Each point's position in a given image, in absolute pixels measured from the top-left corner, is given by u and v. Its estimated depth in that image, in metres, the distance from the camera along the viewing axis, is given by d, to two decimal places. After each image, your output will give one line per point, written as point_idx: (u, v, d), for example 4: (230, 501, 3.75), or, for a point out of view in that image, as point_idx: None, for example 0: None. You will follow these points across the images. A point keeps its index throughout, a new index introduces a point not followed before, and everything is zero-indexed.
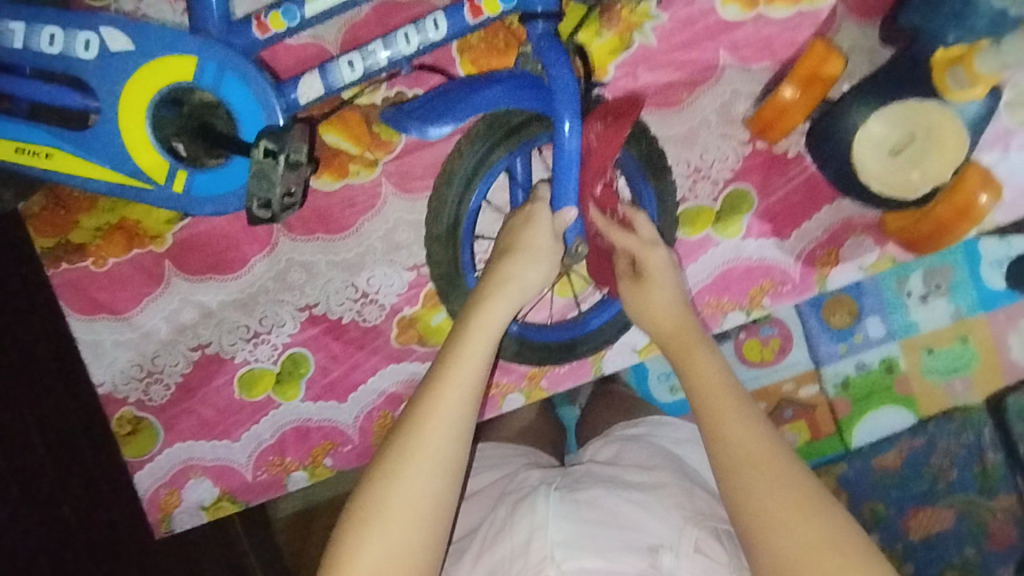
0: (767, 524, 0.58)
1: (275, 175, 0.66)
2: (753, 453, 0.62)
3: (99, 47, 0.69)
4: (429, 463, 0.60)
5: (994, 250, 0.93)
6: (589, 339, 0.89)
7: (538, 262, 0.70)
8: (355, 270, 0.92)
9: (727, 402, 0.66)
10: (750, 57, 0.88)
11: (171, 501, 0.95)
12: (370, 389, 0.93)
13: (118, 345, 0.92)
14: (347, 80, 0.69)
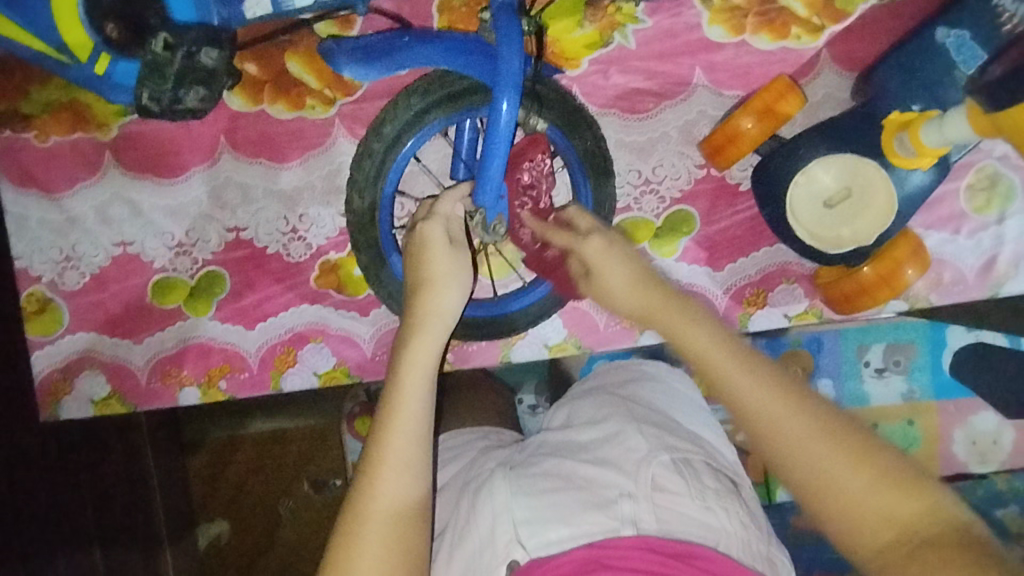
0: (833, 490, 0.49)
1: (168, 68, 0.82)
2: (769, 415, 0.52)
3: None
4: (407, 472, 0.61)
5: (957, 338, 0.99)
6: (500, 325, 0.88)
7: (459, 265, 0.72)
8: (289, 204, 0.91)
9: (727, 364, 0.56)
10: (724, 82, 0.87)
11: (62, 387, 0.95)
12: (278, 323, 0.92)
13: (44, 223, 0.93)
14: (296, 7, 0.81)
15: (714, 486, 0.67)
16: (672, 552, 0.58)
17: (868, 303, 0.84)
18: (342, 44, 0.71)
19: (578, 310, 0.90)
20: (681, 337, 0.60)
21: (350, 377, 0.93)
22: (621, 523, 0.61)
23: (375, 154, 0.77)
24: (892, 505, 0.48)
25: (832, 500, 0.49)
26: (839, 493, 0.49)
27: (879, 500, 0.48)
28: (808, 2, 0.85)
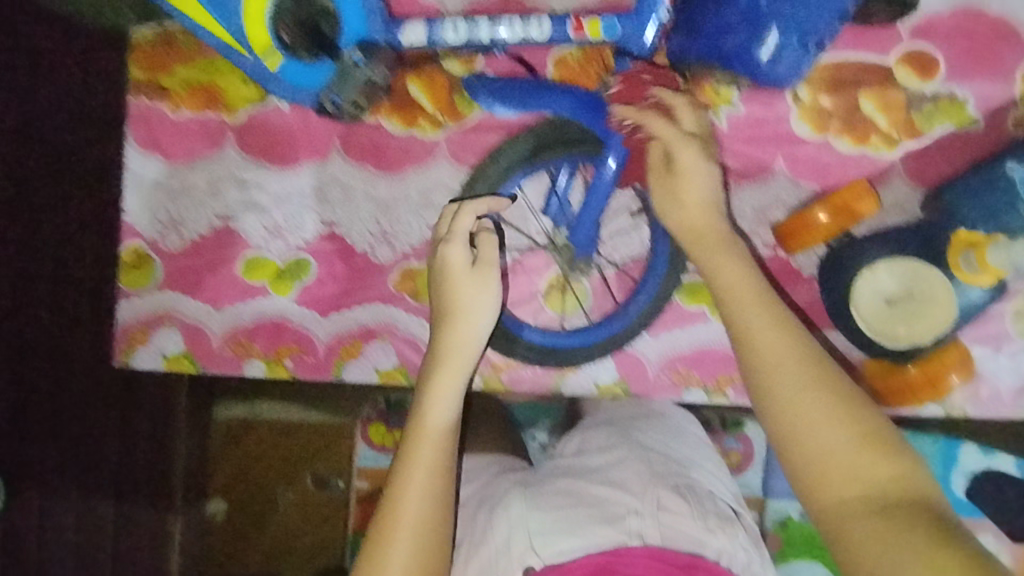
0: (816, 443, 0.60)
1: (353, 84, 0.84)
2: (785, 377, 0.63)
3: None
4: (434, 479, 0.69)
5: (970, 459, 0.95)
6: (558, 355, 0.93)
7: (476, 294, 0.80)
8: (384, 210, 0.98)
9: (763, 333, 0.66)
10: (803, 174, 0.94)
11: (140, 338, 1.01)
12: (350, 317, 0.98)
13: (158, 186, 1.00)
14: (447, 44, 0.78)
15: (715, 513, 0.72)
16: (678, 563, 0.66)
17: (914, 400, 0.89)
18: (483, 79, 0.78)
19: (631, 357, 0.94)
20: (745, 303, 0.69)
21: (407, 379, 0.98)
22: (628, 537, 0.68)
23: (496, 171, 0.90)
24: (862, 455, 0.59)
25: (813, 454, 0.60)
26: (827, 451, 0.60)
27: (859, 460, 0.59)
28: (890, 118, 0.93)
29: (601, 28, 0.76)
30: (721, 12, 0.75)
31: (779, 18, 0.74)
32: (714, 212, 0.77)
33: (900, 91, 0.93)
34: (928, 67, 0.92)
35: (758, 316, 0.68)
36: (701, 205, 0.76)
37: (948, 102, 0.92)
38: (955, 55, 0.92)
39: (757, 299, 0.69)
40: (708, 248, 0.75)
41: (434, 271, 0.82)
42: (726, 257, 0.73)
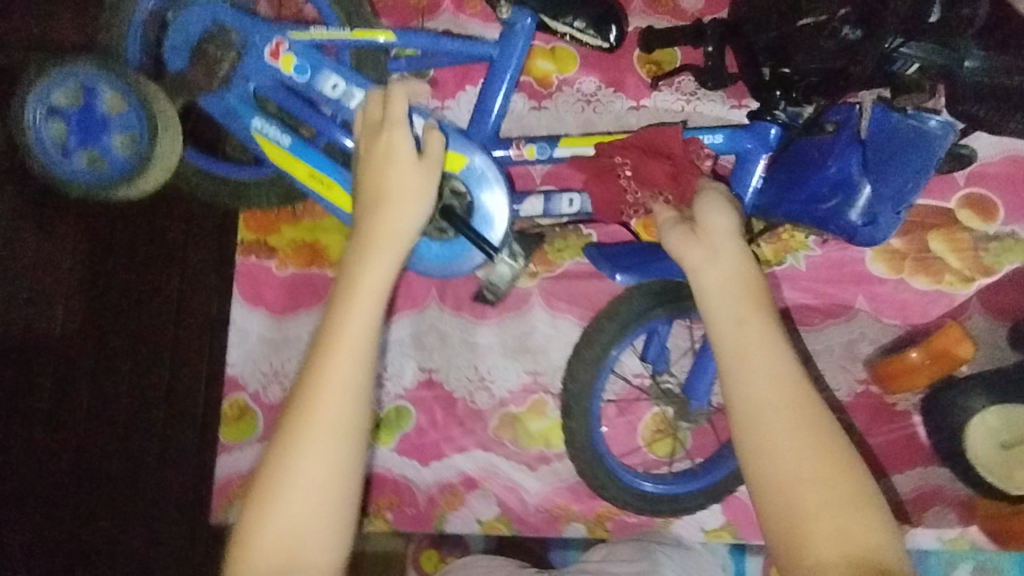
0: (791, 490, 0.53)
1: (501, 263, 0.78)
2: (783, 427, 0.54)
3: (404, 128, 0.79)
4: (322, 463, 0.53)
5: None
6: (670, 504, 0.90)
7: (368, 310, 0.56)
8: (480, 356, 1.01)
9: (761, 372, 0.56)
10: (885, 311, 0.99)
11: (238, 493, 1.01)
12: (450, 465, 0.99)
13: (261, 339, 1.04)
14: (563, 214, 0.83)
15: None
16: None
17: None
18: (602, 248, 0.81)
19: (738, 501, 0.94)
20: (754, 335, 0.57)
21: (510, 529, 0.97)
22: None
23: (604, 336, 0.83)
24: (858, 528, 0.52)
25: (793, 517, 0.52)
26: (817, 517, 0.52)
27: (855, 535, 0.51)
28: (959, 257, 0.99)
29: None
30: (810, 183, 0.80)
31: (875, 183, 0.78)
32: (735, 248, 0.63)
33: (965, 232, 0.99)
34: (989, 211, 0.99)
35: (763, 349, 0.57)
36: (716, 230, 0.64)
37: (1012, 241, 0.99)
38: (1012, 198, 0.99)
39: (759, 327, 0.58)
40: (723, 276, 0.61)
41: (349, 253, 0.60)
42: (732, 271, 0.61)
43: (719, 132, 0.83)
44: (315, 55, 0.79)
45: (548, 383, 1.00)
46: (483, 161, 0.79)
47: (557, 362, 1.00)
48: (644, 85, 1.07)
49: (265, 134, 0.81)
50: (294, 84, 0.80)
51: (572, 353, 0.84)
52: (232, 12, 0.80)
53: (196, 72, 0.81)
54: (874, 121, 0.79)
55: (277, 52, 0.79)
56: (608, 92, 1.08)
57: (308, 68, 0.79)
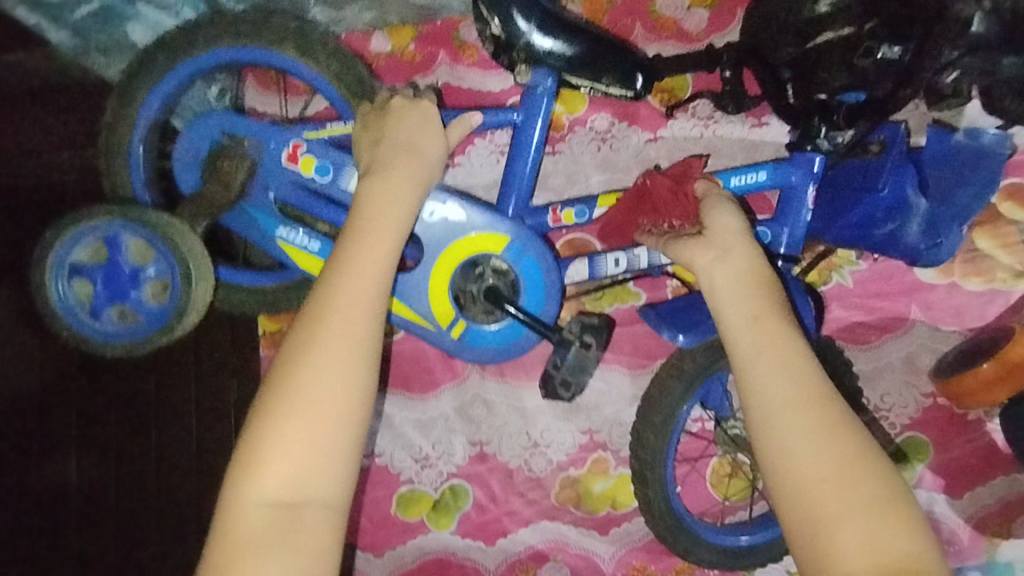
0: (806, 445, 0.51)
1: (566, 355, 0.74)
2: (795, 400, 0.53)
3: (440, 215, 0.76)
4: (318, 393, 0.52)
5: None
6: (758, 553, 0.86)
7: (354, 319, 0.55)
8: (531, 421, 0.97)
9: (767, 342, 0.55)
10: (941, 318, 0.95)
11: None
12: (516, 540, 0.94)
13: None
14: (609, 274, 0.81)
15: None
16: None
17: None
18: (657, 307, 0.78)
19: None
20: (754, 308, 0.58)
21: None
22: None
23: (673, 395, 0.79)
24: (873, 513, 0.49)
25: (803, 469, 0.50)
26: (832, 496, 0.49)
27: (874, 522, 0.48)
28: (1010, 252, 0.95)
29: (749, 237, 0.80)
30: (869, 203, 0.78)
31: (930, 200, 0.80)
32: (745, 244, 0.63)
33: (1012, 225, 0.95)
34: None
35: (777, 327, 0.56)
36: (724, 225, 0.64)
37: None
38: None
39: (766, 306, 0.58)
40: (728, 265, 0.61)
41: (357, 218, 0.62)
42: (745, 259, 0.61)
43: (763, 170, 0.80)
44: (334, 155, 0.79)
45: (606, 440, 0.96)
46: (528, 238, 0.78)
47: (612, 416, 0.96)
48: (658, 115, 1.04)
49: (293, 242, 0.81)
50: (315, 185, 0.80)
51: (638, 418, 0.81)
52: (238, 120, 0.80)
53: (212, 187, 0.78)
54: (937, 148, 0.82)
55: (295, 156, 0.79)
56: (622, 126, 1.04)
57: (331, 168, 0.79)
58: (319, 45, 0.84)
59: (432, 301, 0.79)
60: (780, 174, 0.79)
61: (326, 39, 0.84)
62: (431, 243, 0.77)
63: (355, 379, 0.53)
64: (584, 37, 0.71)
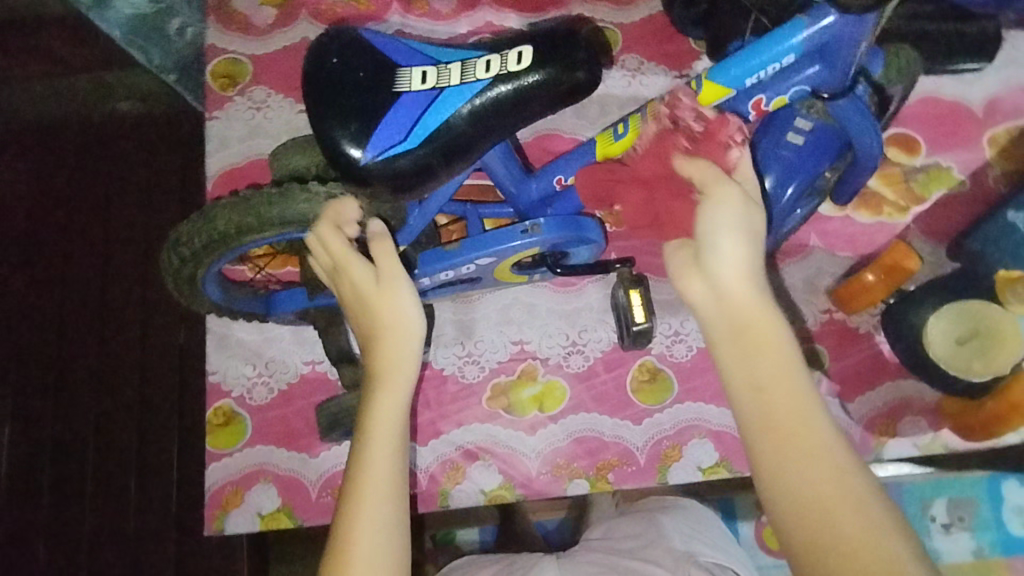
0: (796, 503, 0.52)
1: (638, 341, 0.97)
2: (786, 448, 0.54)
3: (479, 267, 0.85)
4: (381, 529, 0.63)
5: (1015, 495, 0.99)
6: (686, 396, 1.00)
7: (393, 443, 0.68)
8: (466, 334, 1.03)
9: (764, 383, 0.56)
10: (836, 245, 1.05)
11: (232, 500, 0.96)
12: (448, 441, 0.99)
13: (242, 342, 1.02)
14: None
15: None
16: None
17: (1001, 430, 0.93)
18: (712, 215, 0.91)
19: (728, 436, 0.98)
20: (752, 346, 0.58)
21: (514, 495, 0.97)
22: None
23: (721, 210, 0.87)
24: (887, 560, 0.49)
25: (803, 524, 0.52)
26: (831, 541, 0.50)
27: (881, 566, 0.49)
28: (893, 189, 1.07)
29: (788, 96, 0.72)
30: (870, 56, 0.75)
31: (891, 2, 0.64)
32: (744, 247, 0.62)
33: (896, 167, 1.07)
34: (912, 145, 1.08)
35: (773, 367, 0.57)
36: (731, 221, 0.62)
37: (936, 170, 1.07)
38: (930, 134, 1.08)
39: (754, 344, 0.58)
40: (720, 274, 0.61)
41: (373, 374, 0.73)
42: (738, 272, 0.61)
43: (785, 41, 0.66)
44: None
45: (535, 349, 1.02)
46: (551, 228, 0.80)
47: (543, 329, 1.03)
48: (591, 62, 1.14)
49: None
50: None
51: None
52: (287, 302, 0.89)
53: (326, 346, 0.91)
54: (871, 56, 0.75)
55: None
56: None
57: None
58: (258, 206, 0.74)
59: (499, 278, 0.92)
60: (808, 40, 0.65)
61: (258, 198, 0.74)
62: (486, 273, 0.88)
63: (388, 496, 0.64)
64: (510, 84, 0.66)
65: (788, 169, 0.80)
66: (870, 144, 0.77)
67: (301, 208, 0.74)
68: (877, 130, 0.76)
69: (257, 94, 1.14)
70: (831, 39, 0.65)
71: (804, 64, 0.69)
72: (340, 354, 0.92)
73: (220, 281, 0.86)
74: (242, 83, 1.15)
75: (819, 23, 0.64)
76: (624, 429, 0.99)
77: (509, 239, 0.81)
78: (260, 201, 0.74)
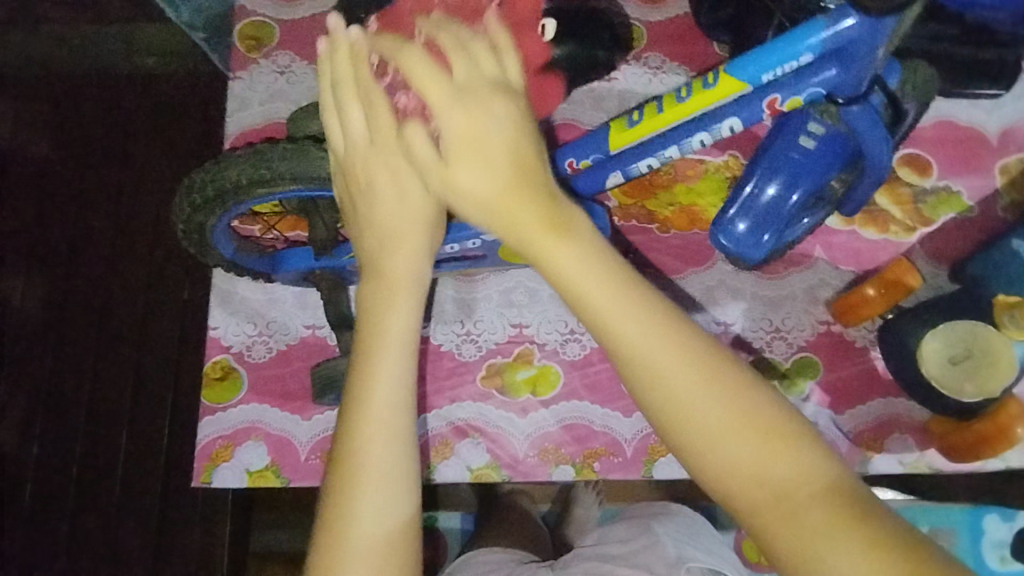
0: (722, 458, 0.50)
1: None
2: (690, 405, 0.50)
3: (485, 243, 0.86)
4: (392, 464, 0.60)
5: (995, 529, 1.03)
6: None
7: (399, 375, 0.62)
8: (466, 312, 1.04)
9: (670, 364, 0.50)
10: (840, 258, 1.06)
11: (222, 454, 0.97)
12: (440, 416, 1.00)
13: (245, 300, 1.03)
14: None
15: None
16: None
17: (990, 454, 0.93)
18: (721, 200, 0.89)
19: None
20: (598, 292, 0.52)
21: (500, 475, 0.98)
22: None
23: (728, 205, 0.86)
24: (812, 486, 0.49)
25: (731, 477, 0.50)
26: (759, 484, 0.49)
27: (799, 493, 0.49)
28: (902, 209, 1.08)
29: (803, 98, 0.71)
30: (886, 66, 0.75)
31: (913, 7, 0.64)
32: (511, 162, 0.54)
33: (906, 187, 1.08)
34: (924, 167, 1.09)
35: (641, 313, 0.51)
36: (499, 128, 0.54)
37: (945, 194, 1.08)
38: (943, 158, 1.09)
39: (637, 295, 0.51)
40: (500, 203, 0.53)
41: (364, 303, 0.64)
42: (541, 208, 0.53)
43: (803, 39, 0.66)
44: None
45: (533, 334, 1.03)
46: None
47: (543, 315, 1.04)
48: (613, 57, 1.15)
49: None
50: None
51: None
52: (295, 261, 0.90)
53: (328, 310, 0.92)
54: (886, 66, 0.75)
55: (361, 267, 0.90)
56: None
57: None
58: (276, 159, 0.74)
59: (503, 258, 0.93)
60: (829, 40, 0.65)
61: (275, 151, 0.75)
62: (490, 250, 0.89)
63: (399, 430, 0.61)
64: None
65: (795, 174, 0.81)
66: (880, 153, 0.77)
67: (315, 165, 0.74)
68: (890, 138, 0.76)
69: (282, 59, 1.16)
70: (849, 43, 0.65)
71: (821, 66, 0.68)
72: (338, 319, 0.93)
73: (229, 235, 0.87)
74: (267, 46, 1.16)
75: (840, 23, 0.64)
76: (614, 419, 1.00)
77: None
78: (278, 154, 0.74)
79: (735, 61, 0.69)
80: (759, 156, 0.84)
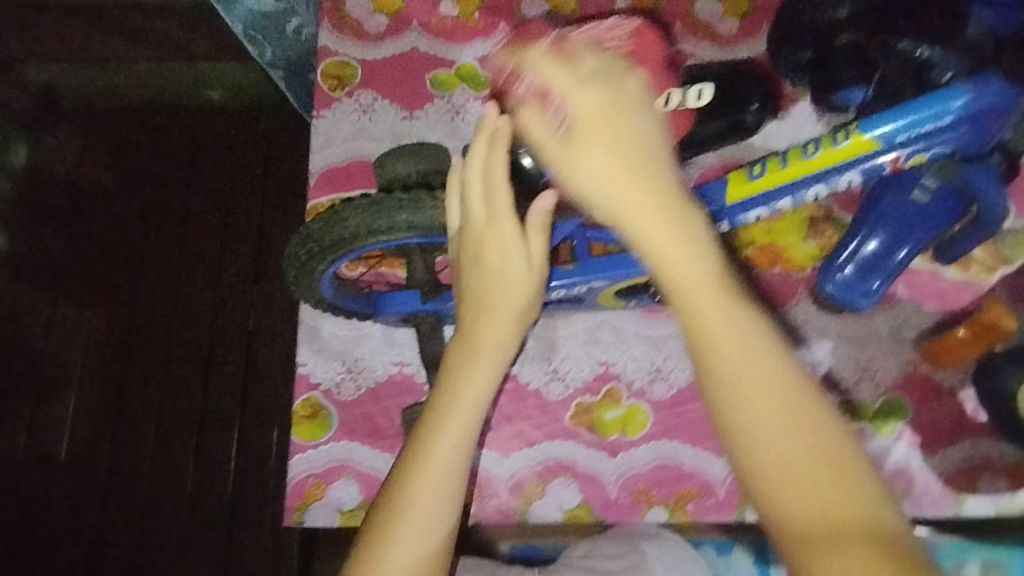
0: (763, 446, 0.51)
1: None
2: (741, 382, 0.53)
3: (594, 287, 0.87)
4: (445, 484, 0.64)
5: None
6: None
7: (474, 410, 0.67)
8: (552, 351, 1.04)
9: (730, 343, 0.54)
10: (924, 298, 1.06)
11: (313, 493, 0.97)
12: (531, 454, 1.00)
13: (333, 336, 1.03)
14: None
15: None
16: None
17: None
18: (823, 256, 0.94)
19: None
20: (688, 269, 0.56)
21: (593, 516, 0.98)
22: None
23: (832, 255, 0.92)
24: (855, 505, 0.50)
25: (766, 470, 0.51)
26: (791, 485, 0.50)
27: (834, 502, 0.50)
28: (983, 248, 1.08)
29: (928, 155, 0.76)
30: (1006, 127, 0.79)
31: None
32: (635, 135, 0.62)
33: None
34: None
35: (719, 297, 0.55)
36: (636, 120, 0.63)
37: None
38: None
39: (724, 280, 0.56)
40: (609, 181, 0.61)
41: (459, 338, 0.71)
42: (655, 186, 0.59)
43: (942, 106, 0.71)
44: None
45: (620, 372, 1.03)
46: None
47: (629, 353, 1.04)
48: None
49: None
50: None
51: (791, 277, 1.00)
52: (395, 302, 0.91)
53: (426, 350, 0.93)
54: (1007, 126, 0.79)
55: None
56: None
57: None
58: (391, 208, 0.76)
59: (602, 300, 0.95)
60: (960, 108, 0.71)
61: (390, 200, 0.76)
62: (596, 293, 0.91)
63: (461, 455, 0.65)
64: None
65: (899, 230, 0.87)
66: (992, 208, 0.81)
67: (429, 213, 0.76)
68: (1005, 193, 0.79)
69: (364, 98, 1.17)
70: (983, 109, 0.71)
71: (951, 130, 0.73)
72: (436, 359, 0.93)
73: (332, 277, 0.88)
74: (350, 85, 1.18)
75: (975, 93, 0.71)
76: (706, 461, 0.99)
77: (628, 264, 0.83)
78: (393, 203, 0.76)
79: (868, 120, 0.74)
80: (864, 212, 0.90)
